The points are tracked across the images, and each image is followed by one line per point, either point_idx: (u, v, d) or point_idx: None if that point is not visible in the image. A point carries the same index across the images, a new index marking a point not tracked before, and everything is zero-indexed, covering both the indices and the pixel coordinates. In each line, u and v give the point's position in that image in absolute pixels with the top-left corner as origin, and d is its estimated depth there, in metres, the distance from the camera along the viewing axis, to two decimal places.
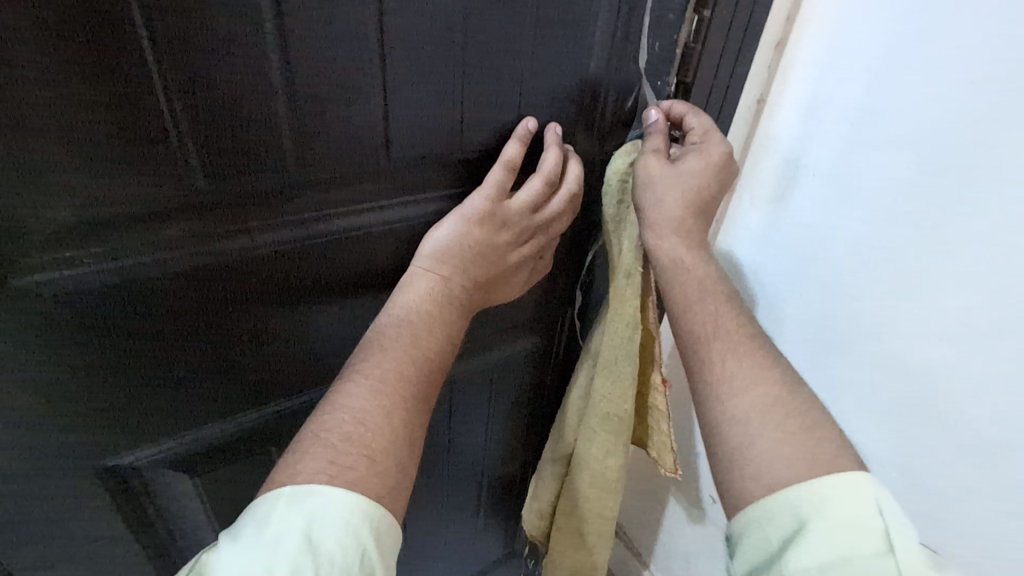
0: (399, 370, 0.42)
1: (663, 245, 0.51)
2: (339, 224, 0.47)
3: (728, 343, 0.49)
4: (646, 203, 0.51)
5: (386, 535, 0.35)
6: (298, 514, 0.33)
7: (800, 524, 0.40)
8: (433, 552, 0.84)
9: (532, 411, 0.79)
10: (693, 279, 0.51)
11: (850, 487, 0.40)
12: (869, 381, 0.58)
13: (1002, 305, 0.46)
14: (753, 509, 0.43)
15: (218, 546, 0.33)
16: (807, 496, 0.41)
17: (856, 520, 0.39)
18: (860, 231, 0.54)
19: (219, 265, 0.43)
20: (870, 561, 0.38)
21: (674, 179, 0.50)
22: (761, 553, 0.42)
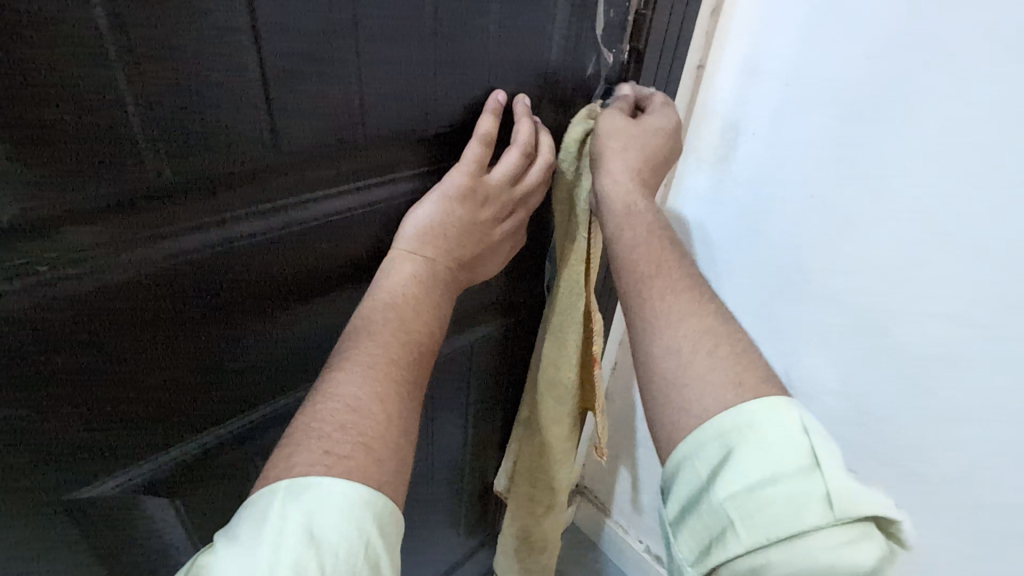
0: (389, 357, 0.41)
1: (621, 195, 0.51)
2: (311, 213, 0.45)
3: (666, 281, 0.49)
4: (608, 152, 0.51)
5: (389, 524, 0.34)
6: (298, 508, 0.32)
7: (727, 451, 0.41)
8: (417, 538, 0.83)
9: (511, 384, 0.79)
10: (642, 223, 0.51)
11: (772, 411, 0.41)
12: (817, 315, 0.64)
13: (945, 235, 0.52)
14: (684, 443, 0.43)
15: (216, 550, 0.32)
16: (733, 423, 0.41)
17: (782, 442, 0.40)
18: (815, 183, 0.58)
19: (198, 262, 0.41)
20: (798, 477, 0.38)
21: (636, 135, 0.52)
22: (691, 487, 0.42)
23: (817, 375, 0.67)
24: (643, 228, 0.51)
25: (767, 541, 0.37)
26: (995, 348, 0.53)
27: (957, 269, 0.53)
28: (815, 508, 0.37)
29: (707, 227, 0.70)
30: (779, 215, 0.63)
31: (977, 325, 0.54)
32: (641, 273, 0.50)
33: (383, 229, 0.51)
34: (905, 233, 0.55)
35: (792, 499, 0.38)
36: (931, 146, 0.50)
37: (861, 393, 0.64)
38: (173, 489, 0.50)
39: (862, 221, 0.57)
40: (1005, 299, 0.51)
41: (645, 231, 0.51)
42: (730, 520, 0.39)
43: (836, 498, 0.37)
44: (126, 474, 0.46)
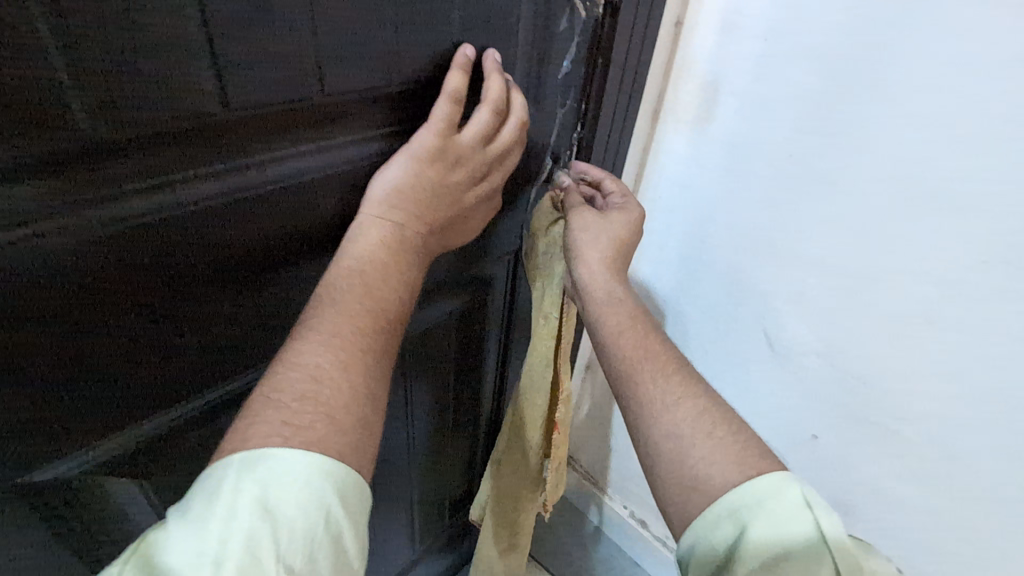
0: (356, 325, 0.39)
1: (597, 284, 0.56)
2: (269, 175, 0.42)
3: (646, 348, 0.53)
4: (581, 245, 0.56)
5: (353, 494, 0.33)
6: (252, 480, 0.30)
7: (739, 531, 0.41)
8: (399, 509, 0.83)
9: (489, 355, 0.78)
10: (623, 310, 0.55)
11: (775, 487, 0.42)
12: (797, 278, 0.64)
13: (928, 193, 0.51)
14: (692, 525, 0.44)
15: (167, 526, 0.30)
16: (741, 502, 0.42)
17: (789, 518, 0.40)
18: (796, 142, 0.57)
19: (148, 230, 0.38)
20: (811, 557, 0.38)
21: (603, 226, 0.56)
22: (709, 570, 0.43)
23: (795, 337, 0.67)
24: (620, 313, 0.55)
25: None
26: (970, 306, 0.53)
27: (937, 228, 0.52)
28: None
29: (687, 191, 0.68)
30: (761, 177, 0.61)
31: (953, 285, 0.53)
32: (627, 355, 0.53)
33: (349, 194, 0.48)
34: (886, 192, 0.54)
35: None
36: (912, 101, 0.49)
37: (839, 355, 0.64)
38: (137, 467, 0.48)
39: (842, 181, 0.56)
40: (983, 256, 0.51)
41: (627, 319, 0.55)
42: None
43: None
44: (85, 454, 0.44)
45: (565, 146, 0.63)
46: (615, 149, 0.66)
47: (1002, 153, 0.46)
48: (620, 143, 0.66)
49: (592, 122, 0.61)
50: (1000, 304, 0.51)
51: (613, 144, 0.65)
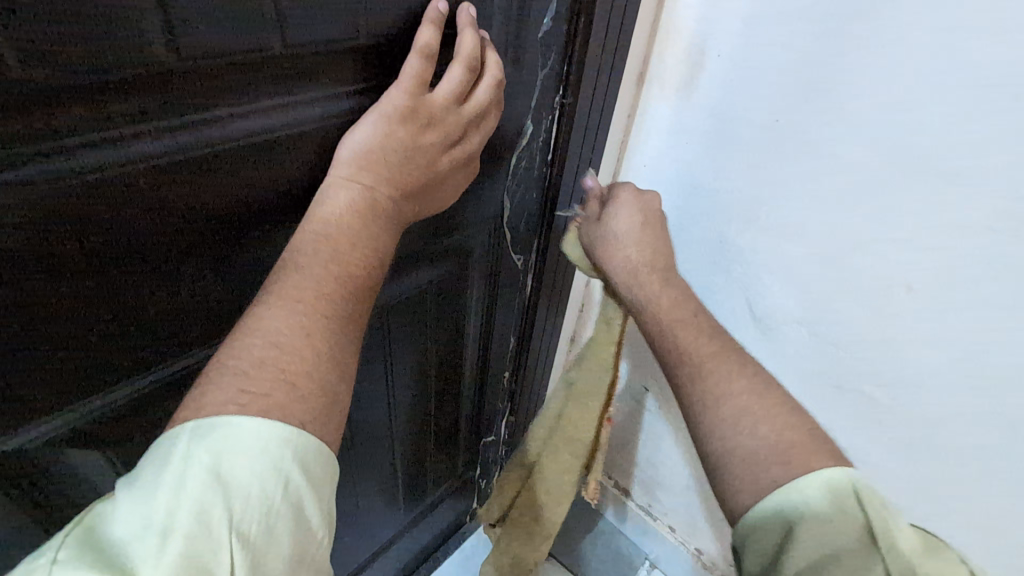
0: (321, 290, 0.37)
1: (636, 292, 0.59)
2: (229, 133, 0.40)
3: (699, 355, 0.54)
4: (605, 260, 0.60)
5: (315, 462, 0.32)
6: (202, 446, 0.29)
7: (790, 527, 0.45)
8: (382, 481, 0.83)
9: (470, 327, 0.77)
10: (672, 312, 0.57)
11: (822, 491, 0.44)
12: (782, 247, 0.63)
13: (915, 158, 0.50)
14: (745, 520, 0.48)
15: (117, 497, 0.29)
16: (789, 504, 0.45)
17: (838, 521, 0.43)
18: (783, 106, 0.56)
19: (96, 188, 0.36)
20: (859, 553, 0.42)
21: (611, 232, 0.60)
22: (761, 556, 0.47)
23: (778, 306, 0.66)
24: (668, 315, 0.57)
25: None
26: (949, 273, 0.53)
27: (920, 193, 0.52)
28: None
29: (672, 158, 0.67)
30: (748, 144, 0.60)
31: (937, 253, 0.53)
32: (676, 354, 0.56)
33: (316, 154, 0.46)
34: (871, 156, 0.53)
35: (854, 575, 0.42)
36: (904, 62, 0.48)
37: (820, 324, 0.64)
38: (104, 441, 0.46)
39: (828, 146, 0.55)
40: (963, 222, 0.50)
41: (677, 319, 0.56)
42: None
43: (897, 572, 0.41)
44: (43, 428, 0.42)
45: (546, 110, 0.60)
46: (599, 114, 0.62)
47: (993, 117, 0.45)
48: (604, 107, 0.62)
49: (575, 84, 0.57)
50: (977, 270, 0.52)
51: (596, 109, 0.61)
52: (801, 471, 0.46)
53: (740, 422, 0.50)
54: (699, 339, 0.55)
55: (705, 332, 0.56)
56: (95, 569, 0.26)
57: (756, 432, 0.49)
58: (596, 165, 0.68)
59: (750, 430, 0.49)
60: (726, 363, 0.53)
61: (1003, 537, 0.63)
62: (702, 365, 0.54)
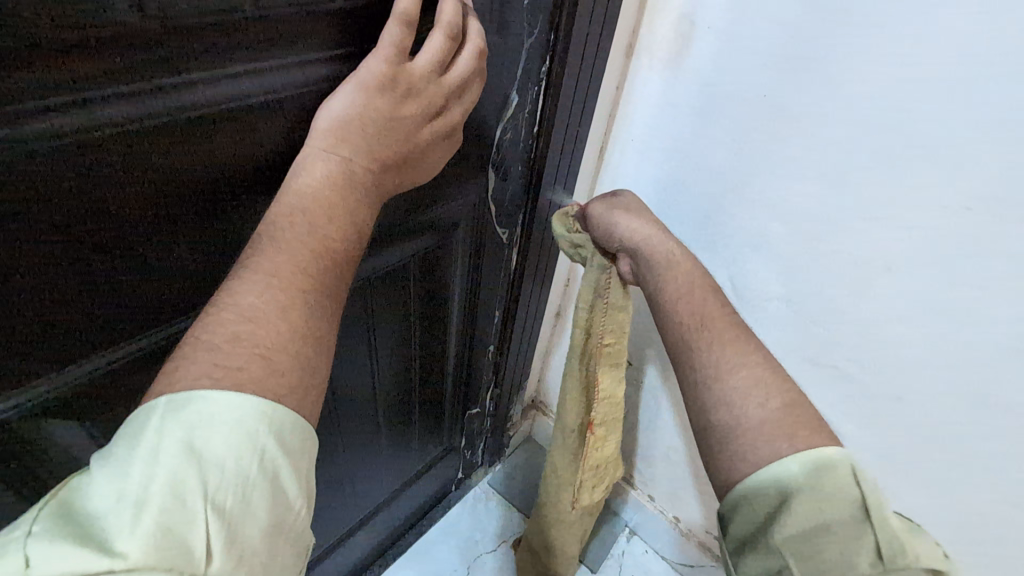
0: (297, 264, 0.37)
1: (659, 249, 0.59)
2: (200, 98, 0.38)
3: (694, 335, 0.55)
4: (621, 230, 0.60)
5: (291, 435, 0.32)
6: (177, 421, 0.29)
7: (784, 498, 0.45)
8: (367, 451, 0.84)
9: (454, 301, 0.77)
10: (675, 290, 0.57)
11: (825, 467, 0.45)
12: (764, 223, 0.63)
13: (896, 135, 0.51)
14: (738, 489, 0.48)
15: (92, 470, 0.29)
16: (788, 474, 0.45)
17: (835, 495, 0.44)
18: (767, 80, 0.55)
19: (61, 154, 0.34)
20: (850, 527, 0.44)
21: (615, 209, 0.62)
22: (751, 523, 0.47)
23: (759, 283, 0.67)
24: (673, 291, 0.57)
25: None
26: (923, 252, 0.54)
27: (899, 170, 0.52)
28: (867, 557, 0.43)
29: (659, 132, 0.66)
30: (733, 118, 0.59)
31: (915, 229, 0.54)
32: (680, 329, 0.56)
33: (293, 122, 0.45)
34: (855, 133, 0.53)
35: (842, 546, 0.44)
36: (892, 39, 0.47)
37: (798, 300, 0.65)
38: (82, 412, 0.46)
39: (813, 122, 0.55)
40: (940, 201, 0.51)
41: (677, 295, 0.57)
42: (786, 562, 0.45)
43: (886, 549, 0.43)
44: (16, 401, 0.41)
45: (533, 80, 0.58)
46: (586, 86, 0.61)
47: (977, 96, 0.46)
48: (592, 79, 0.61)
49: (562, 54, 0.56)
50: (951, 249, 0.53)
51: (583, 80, 0.60)
52: (782, 445, 0.47)
53: (732, 394, 0.51)
54: (684, 315, 0.56)
55: (702, 308, 0.56)
56: (70, 543, 0.26)
57: (730, 406, 0.50)
58: (583, 138, 0.68)
59: (755, 403, 0.50)
60: (712, 336, 0.54)
61: (960, 507, 0.66)
62: (684, 338, 0.55)
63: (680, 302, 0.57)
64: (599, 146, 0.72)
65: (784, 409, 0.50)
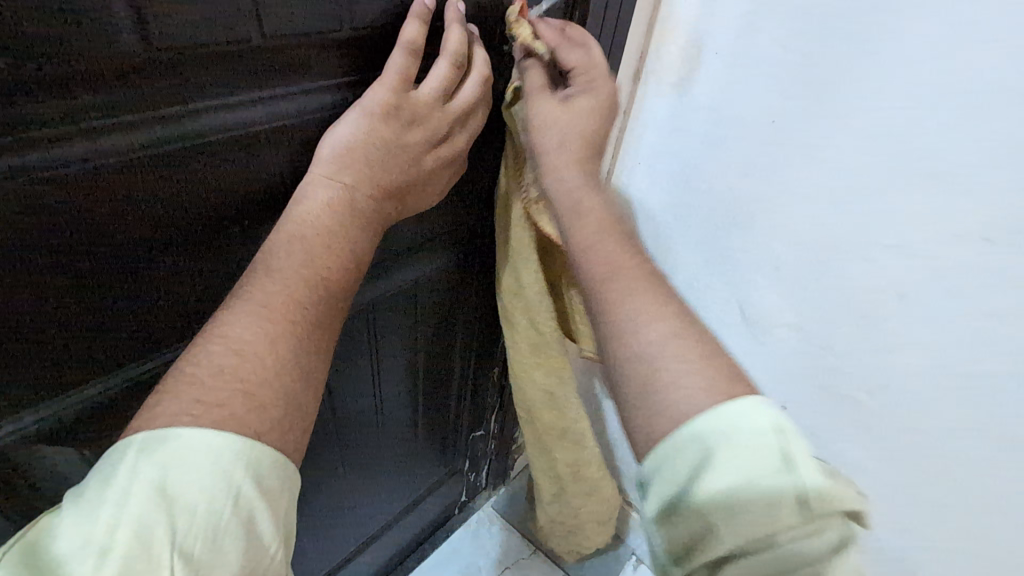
0: (289, 294, 0.36)
1: (574, 192, 0.50)
2: (204, 125, 0.38)
3: (622, 283, 0.47)
4: (547, 143, 0.50)
5: (269, 473, 0.32)
6: (150, 461, 0.29)
7: (703, 457, 0.38)
8: (367, 474, 0.83)
9: (457, 322, 0.76)
10: (597, 249, 0.49)
11: (741, 413, 0.38)
12: (774, 251, 0.61)
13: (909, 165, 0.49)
14: (658, 447, 0.40)
15: (62, 513, 0.29)
16: (705, 427, 0.39)
17: (756, 444, 0.38)
18: (778, 109, 0.54)
19: (64, 182, 0.35)
20: (772, 479, 0.36)
21: (565, 124, 0.49)
22: (673, 487, 0.39)
23: (769, 313, 0.65)
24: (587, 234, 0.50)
25: (745, 547, 0.36)
26: (942, 286, 0.52)
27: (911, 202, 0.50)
28: (792, 510, 0.36)
29: (667, 157, 0.65)
30: (742, 146, 0.58)
31: (931, 260, 0.52)
32: None
33: (297, 149, 0.44)
34: (867, 160, 0.51)
35: (763, 497, 0.36)
36: (906, 67, 0.46)
37: (810, 332, 0.63)
38: (78, 439, 0.45)
39: (823, 150, 0.53)
40: (958, 230, 0.49)
41: (595, 235, 0.49)
42: (711, 524, 0.37)
43: (811, 496, 0.36)
44: (12, 427, 0.40)
45: None
46: None
47: (991, 124, 0.44)
48: None
49: None
50: (969, 284, 0.51)
51: None
52: None
53: None
54: (591, 262, 0.49)
55: None
56: None
57: None
58: None
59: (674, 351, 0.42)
60: (629, 272, 0.47)
61: (981, 553, 0.63)
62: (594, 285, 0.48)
63: (589, 247, 0.49)
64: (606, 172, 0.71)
65: (709, 371, 0.41)
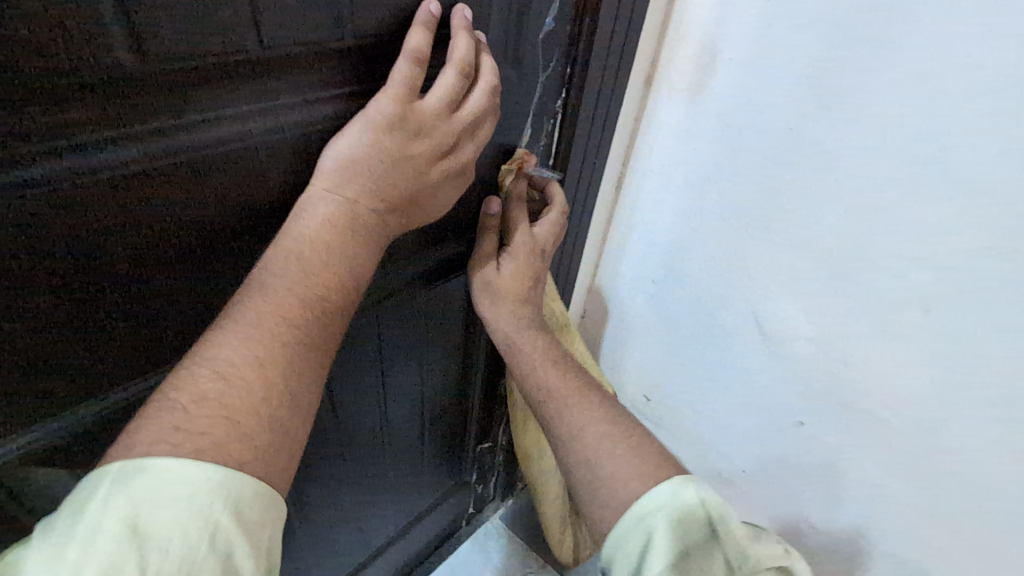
0: (282, 314, 0.35)
1: (511, 329, 0.58)
2: (201, 138, 0.37)
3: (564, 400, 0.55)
4: (487, 289, 0.58)
5: (250, 504, 0.31)
6: (121, 496, 0.28)
7: (646, 539, 0.45)
8: (372, 490, 0.81)
9: (463, 336, 0.75)
10: (537, 374, 0.57)
11: (675, 495, 0.45)
12: (791, 266, 0.59)
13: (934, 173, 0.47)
14: (612, 536, 0.47)
15: (31, 549, 0.28)
16: (646, 511, 0.46)
17: (689, 522, 0.45)
18: (796, 118, 0.52)
19: (56, 197, 0.34)
20: (703, 545, 0.45)
21: (500, 281, 0.57)
22: (628, 570, 0.46)
23: (785, 333, 0.63)
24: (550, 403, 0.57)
25: None
26: (968, 300, 0.50)
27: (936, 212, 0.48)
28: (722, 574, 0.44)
29: (681, 168, 0.63)
30: (760, 157, 0.56)
31: (955, 272, 0.50)
32: None
33: (298, 161, 0.43)
34: (889, 169, 0.49)
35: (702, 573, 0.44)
36: (928, 71, 0.45)
37: (829, 351, 0.60)
38: (72, 459, 0.43)
39: (843, 160, 0.51)
40: (985, 242, 0.47)
41: (539, 362, 0.57)
42: None
43: (736, 562, 0.45)
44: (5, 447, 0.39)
45: (548, 114, 0.57)
46: (603, 120, 0.60)
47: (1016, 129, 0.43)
48: (609, 113, 0.60)
49: (579, 87, 0.55)
50: (999, 297, 0.48)
51: (600, 115, 0.59)
52: None
53: None
54: (542, 378, 0.57)
55: None
56: None
57: None
58: (599, 174, 0.65)
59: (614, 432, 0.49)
60: (568, 399, 0.55)
61: None
62: (543, 397, 0.57)
63: (536, 372, 0.57)
64: (615, 186, 0.69)
65: (638, 458, 0.50)
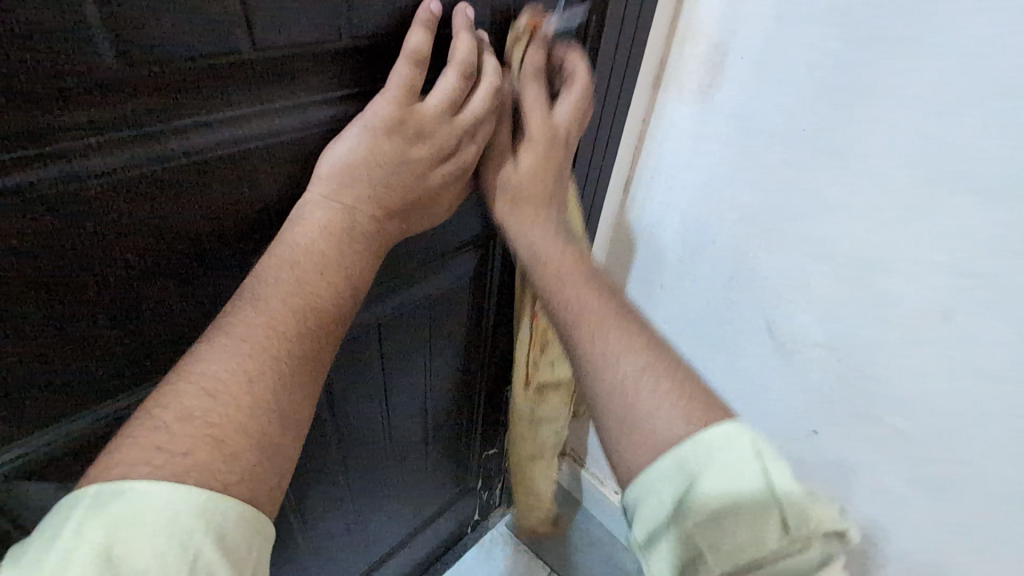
0: (272, 326, 0.34)
1: (534, 239, 0.49)
2: (192, 143, 0.36)
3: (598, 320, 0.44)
4: (502, 180, 0.49)
5: (235, 527, 0.29)
6: (97, 521, 0.27)
7: (685, 484, 0.37)
8: (374, 498, 0.80)
9: (467, 342, 0.74)
10: (563, 288, 0.47)
11: (722, 439, 0.38)
12: (805, 274, 0.57)
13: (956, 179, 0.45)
14: (634, 484, 0.39)
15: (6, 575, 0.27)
16: (686, 457, 0.38)
17: (737, 469, 0.37)
18: (809, 121, 0.50)
19: (41, 207, 0.33)
20: (756, 499, 0.36)
21: (516, 172, 0.48)
22: (657, 517, 0.38)
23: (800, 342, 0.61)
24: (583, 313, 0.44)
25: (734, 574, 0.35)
26: (996, 310, 0.47)
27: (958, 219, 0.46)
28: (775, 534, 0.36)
29: (690, 171, 0.61)
30: (773, 160, 0.54)
31: (983, 281, 0.47)
32: None
33: (294, 166, 0.42)
34: (907, 174, 0.47)
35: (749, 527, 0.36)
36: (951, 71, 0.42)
37: (846, 360, 0.58)
38: (66, 472, 0.43)
39: (859, 164, 0.49)
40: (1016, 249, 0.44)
41: (558, 271, 0.47)
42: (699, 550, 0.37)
43: (794, 520, 0.36)
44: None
45: None
46: (610, 123, 0.58)
47: None
48: (616, 116, 0.58)
49: None
50: None
51: (606, 117, 0.57)
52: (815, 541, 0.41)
53: None
54: (566, 286, 0.46)
55: None
56: None
57: None
58: (605, 178, 0.63)
59: (646, 389, 0.40)
60: (603, 324, 0.43)
61: None
62: (573, 318, 0.45)
63: (567, 301, 0.46)
64: (622, 188, 0.67)
65: (684, 399, 0.40)
